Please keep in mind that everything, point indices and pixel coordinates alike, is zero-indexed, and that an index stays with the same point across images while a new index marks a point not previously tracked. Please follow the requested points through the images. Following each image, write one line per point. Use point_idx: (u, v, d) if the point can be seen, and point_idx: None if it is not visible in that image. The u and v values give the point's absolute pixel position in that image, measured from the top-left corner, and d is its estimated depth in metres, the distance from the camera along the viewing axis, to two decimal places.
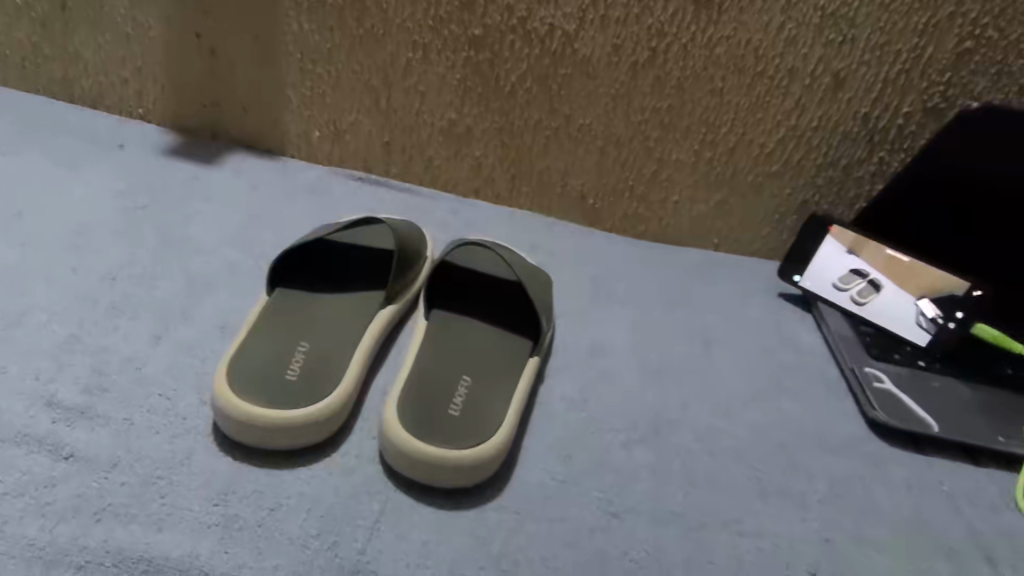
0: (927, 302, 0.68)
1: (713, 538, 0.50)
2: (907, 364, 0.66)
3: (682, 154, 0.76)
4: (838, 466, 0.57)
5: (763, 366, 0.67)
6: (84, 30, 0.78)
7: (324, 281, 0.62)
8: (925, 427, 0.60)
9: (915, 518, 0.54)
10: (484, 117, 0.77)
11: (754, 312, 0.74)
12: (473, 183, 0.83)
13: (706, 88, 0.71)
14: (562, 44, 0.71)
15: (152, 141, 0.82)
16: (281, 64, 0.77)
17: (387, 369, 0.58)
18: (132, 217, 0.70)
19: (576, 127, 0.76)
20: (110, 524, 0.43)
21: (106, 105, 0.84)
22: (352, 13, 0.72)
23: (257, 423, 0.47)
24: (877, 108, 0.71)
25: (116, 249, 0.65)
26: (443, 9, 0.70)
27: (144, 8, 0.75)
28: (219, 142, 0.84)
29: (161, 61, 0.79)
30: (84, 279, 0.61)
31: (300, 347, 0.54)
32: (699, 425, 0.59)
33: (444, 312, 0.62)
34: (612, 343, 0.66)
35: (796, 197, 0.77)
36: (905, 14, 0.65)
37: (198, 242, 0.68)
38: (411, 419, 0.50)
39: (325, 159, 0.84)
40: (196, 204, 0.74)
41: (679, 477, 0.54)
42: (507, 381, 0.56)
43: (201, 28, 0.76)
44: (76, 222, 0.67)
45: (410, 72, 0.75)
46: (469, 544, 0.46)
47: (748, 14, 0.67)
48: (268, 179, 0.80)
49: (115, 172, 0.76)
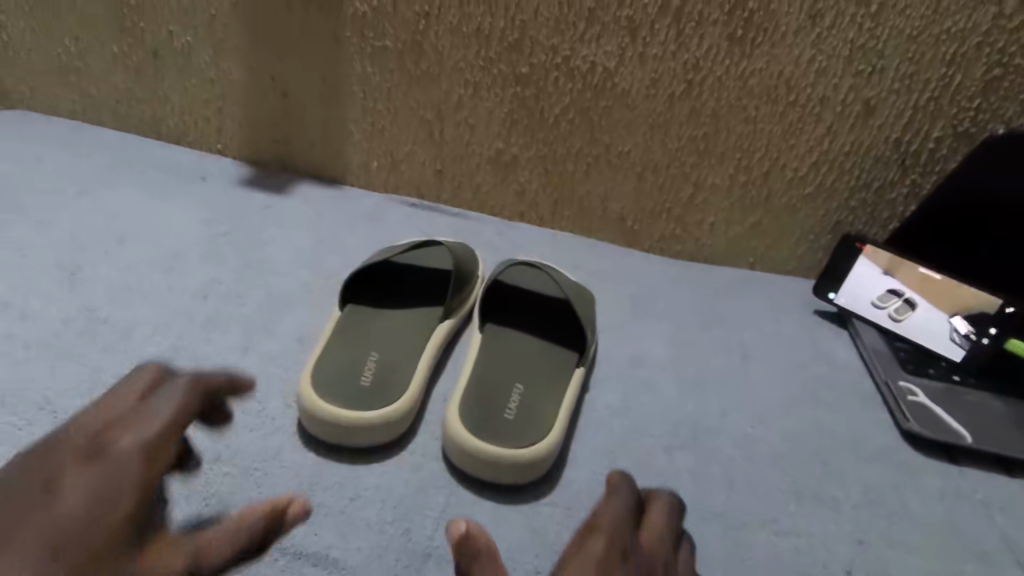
0: (961, 319, 0.70)
1: (751, 538, 0.54)
2: (942, 379, 0.69)
3: (718, 178, 0.80)
4: (872, 473, 0.60)
5: (799, 379, 0.70)
6: (173, 76, 0.88)
7: (389, 298, 0.69)
8: (959, 438, 0.63)
9: (948, 523, 0.57)
10: (529, 146, 0.83)
11: (789, 328, 0.77)
12: (519, 207, 0.89)
13: (740, 116, 0.76)
14: (602, 79, 0.76)
15: (229, 173, 0.91)
16: (345, 103, 0.84)
17: (447, 378, 0.64)
18: (216, 243, 0.78)
19: (616, 153, 0.81)
20: (216, 507, 0.49)
21: (189, 140, 0.93)
22: (411, 56, 0.79)
23: (337, 421, 0.54)
24: (909, 132, 0.74)
25: (205, 270, 0.73)
26: (493, 51, 0.77)
27: (227, 57, 0.85)
28: (288, 174, 0.92)
29: (240, 102, 0.88)
30: (180, 297, 0.69)
31: (370, 357, 0.61)
32: (736, 433, 0.63)
33: (497, 325, 0.67)
34: (652, 355, 0.71)
35: (831, 218, 0.81)
36: (933, 45, 0.69)
37: (275, 263, 0.76)
38: (470, 420, 0.56)
39: (383, 187, 0.91)
40: (271, 229, 0.82)
41: (718, 481, 0.58)
42: (556, 388, 0.61)
43: (275, 72, 0.84)
44: (169, 247, 0.76)
45: (462, 106, 0.82)
46: (525, 535, 0.51)
47: (780, 48, 0.71)
48: (332, 207, 0.88)
49: (199, 202, 0.84)
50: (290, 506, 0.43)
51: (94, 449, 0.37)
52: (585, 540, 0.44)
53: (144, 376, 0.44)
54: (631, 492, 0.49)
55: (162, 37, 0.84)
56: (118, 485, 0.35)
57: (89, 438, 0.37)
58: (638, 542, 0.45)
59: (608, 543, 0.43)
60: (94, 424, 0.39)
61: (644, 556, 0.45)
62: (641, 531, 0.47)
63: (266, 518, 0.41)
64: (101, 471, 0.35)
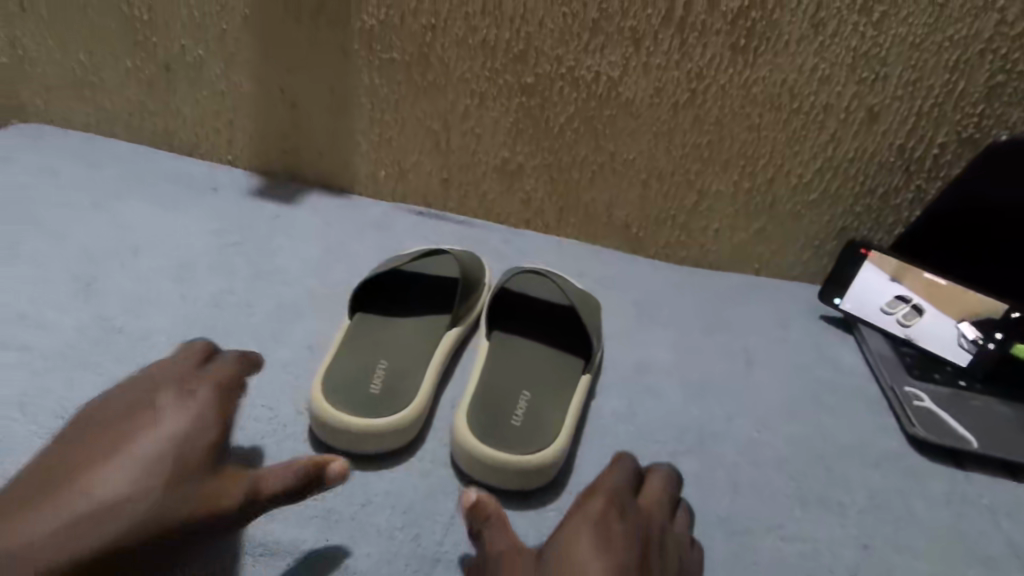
0: (968, 325, 0.70)
1: (757, 542, 0.54)
2: (948, 384, 0.69)
3: (722, 185, 0.81)
4: (878, 478, 0.61)
5: (804, 384, 0.70)
6: (184, 89, 0.89)
7: (397, 306, 0.70)
8: (966, 444, 0.63)
9: (954, 528, 0.57)
10: (535, 155, 0.84)
11: (794, 333, 0.78)
12: (524, 215, 0.90)
13: (744, 124, 0.76)
14: (607, 89, 0.77)
15: (239, 183, 0.92)
16: (353, 114, 0.86)
17: (455, 384, 0.65)
18: (227, 252, 0.79)
19: (621, 161, 0.82)
20: None
21: (200, 152, 0.95)
22: (418, 68, 0.80)
23: (347, 428, 0.55)
24: (913, 139, 0.74)
25: (216, 280, 0.75)
26: (498, 62, 0.78)
27: (238, 71, 0.86)
28: (297, 184, 0.94)
29: (250, 114, 0.90)
30: (193, 306, 0.70)
31: (379, 364, 0.62)
32: (741, 438, 0.63)
33: (504, 332, 0.68)
34: (657, 361, 0.71)
35: (835, 223, 0.82)
36: (936, 52, 0.69)
37: (285, 273, 0.77)
38: (478, 427, 0.56)
39: (390, 196, 0.93)
40: (281, 239, 0.83)
41: (723, 486, 0.58)
42: (563, 395, 0.62)
43: (285, 84, 0.86)
44: (181, 257, 0.77)
45: (468, 116, 0.83)
46: (533, 540, 0.52)
47: (783, 56, 0.72)
48: (341, 216, 0.89)
49: (210, 213, 0.86)
50: (333, 462, 0.47)
51: (180, 398, 0.45)
52: (584, 502, 0.47)
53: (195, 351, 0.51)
54: (629, 465, 0.52)
55: (174, 51, 0.86)
56: (195, 424, 0.43)
57: (175, 389, 0.46)
58: (637, 505, 0.49)
59: (606, 500, 0.47)
60: (175, 381, 0.47)
61: (644, 518, 0.48)
62: (640, 501, 0.50)
63: (305, 468, 0.45)
64: (181, 411, 0.43)
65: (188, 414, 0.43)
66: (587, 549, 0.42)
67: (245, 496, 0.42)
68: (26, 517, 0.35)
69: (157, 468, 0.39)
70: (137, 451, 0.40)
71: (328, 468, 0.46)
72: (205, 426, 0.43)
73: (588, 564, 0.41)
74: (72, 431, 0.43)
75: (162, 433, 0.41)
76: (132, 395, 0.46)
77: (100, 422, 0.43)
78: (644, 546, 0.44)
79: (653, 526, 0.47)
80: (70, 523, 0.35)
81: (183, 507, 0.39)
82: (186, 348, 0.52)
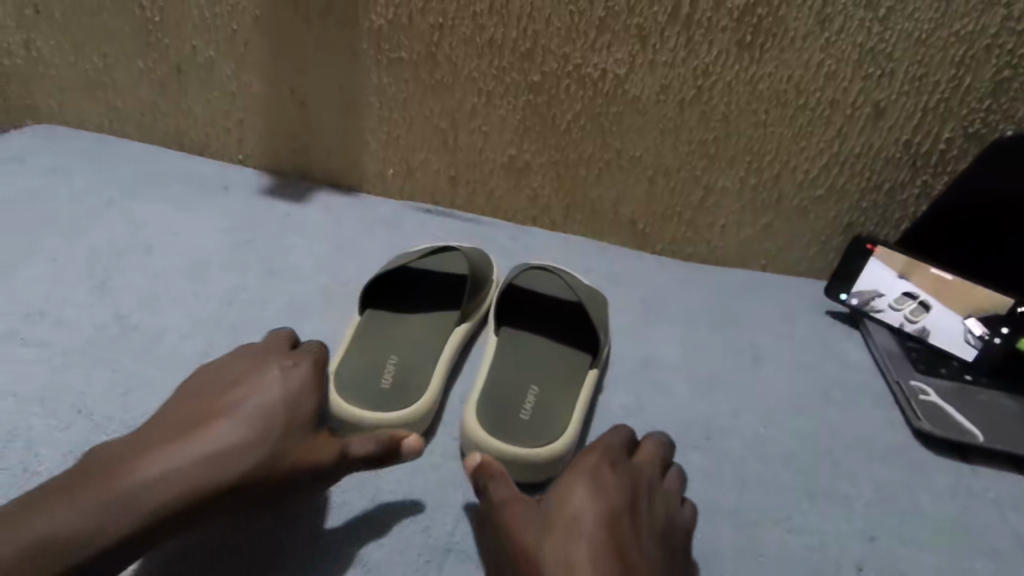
0: (975, 321, 0.70)
1: (763, 535, 0.55)
2: (953, 378, 0.70)
3: (728, 181, 0.82)
4: (883, 472, 0.61)
5: (810, 379, 0.71)
6: (195, 90, 0.90)
7: (407, 302, 0.71)
8: (971, 437, 0.63)
9: (959, 521, 0.57)
10: (542, 152, 0.85)
11: (801, 328, 0.78)
12: (531, 212, 0.91)
13: (750, 120, 0.77)
14: (613, 86, 0.78)
15: (250, 182, 0.94)
16: (363, 113, 0.87)
17: (464, 379, 0.66)
18: (240, 250, 0.81)
19: (628, 158, 0.83)
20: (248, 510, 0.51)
21: (211, 151, 0.96)
22: (426, 67, 0.81)
23: (358, 422, 0.56)
24: (919, 134, 0.75)
25: (230, 277, 0.76)
26: (505, 60, 0.78)
27: (248, 71, 0.87)
28: (307, 182, 0.95)
29: (260, 113, 0.91)
30: (207, 303, 0.72)
31: (389, 359, 0.63)
32: (748, 433, 0.64)
33: (512, 328, 0.69)
34: (664, 357, 0.72)
35: (842, 219, 0.82)
36: (942, 48, 0.69)
37: (297, 270, 0.79)
38: (487, 421, 0.57)
39: (399, 194, 0.94)
40: (291, 237, 0.84)
41: (730, 480, 0.59)
42: (570, 390, 0.62)
43: (295, 84, 0.87)
44: (195, 255, 0.79)
45: (475, 114, 0.84)
46: None
47: (789, 52, 0.72)
48: (350, 213, 0.90)
49: (222, 211, 0.87)
50: (407, 438, 0.53)
51: (285, 366, 0.52)
52: (582, 455, 0.53)
53: (281, 334, 0.58)
54: (627, 428, 0.57)
55: (185, 52, 0.87)
56: (296, 392, 0.50)
57: (280, 358, 0.53)
58: (631, 463, 0.53)
59: (601, 458, 0.52)
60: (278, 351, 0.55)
61: (637, 473, 0.52)
62: (635, 458, 0.55)
63: (386, 441, 0.51)
64: (284, 381, 0.51)
65: (290, 384, 0.51)
66: (581, 500, 0.47)
67: (335, 457, 0.49)
68: (167, 450, 0.44)
69: (265, 426, 0.47)
70: (251, 412, 0.48)
71: (403, 443, 0.52)
72: (304, 395, 0.50)
73: (581, 507, 0.47)
74: (195, 387, 0.52)
75: (272, 396, 0.49)
76: (245, 362, 0.54)
77: (220, 384, 0.51)
78: (635, 498, 0.49)
79: (645, 482, 0.52)
80: (196, 463, 0.44)
81: (284, 458, 0.46)
82: (284, 330, 0.59)
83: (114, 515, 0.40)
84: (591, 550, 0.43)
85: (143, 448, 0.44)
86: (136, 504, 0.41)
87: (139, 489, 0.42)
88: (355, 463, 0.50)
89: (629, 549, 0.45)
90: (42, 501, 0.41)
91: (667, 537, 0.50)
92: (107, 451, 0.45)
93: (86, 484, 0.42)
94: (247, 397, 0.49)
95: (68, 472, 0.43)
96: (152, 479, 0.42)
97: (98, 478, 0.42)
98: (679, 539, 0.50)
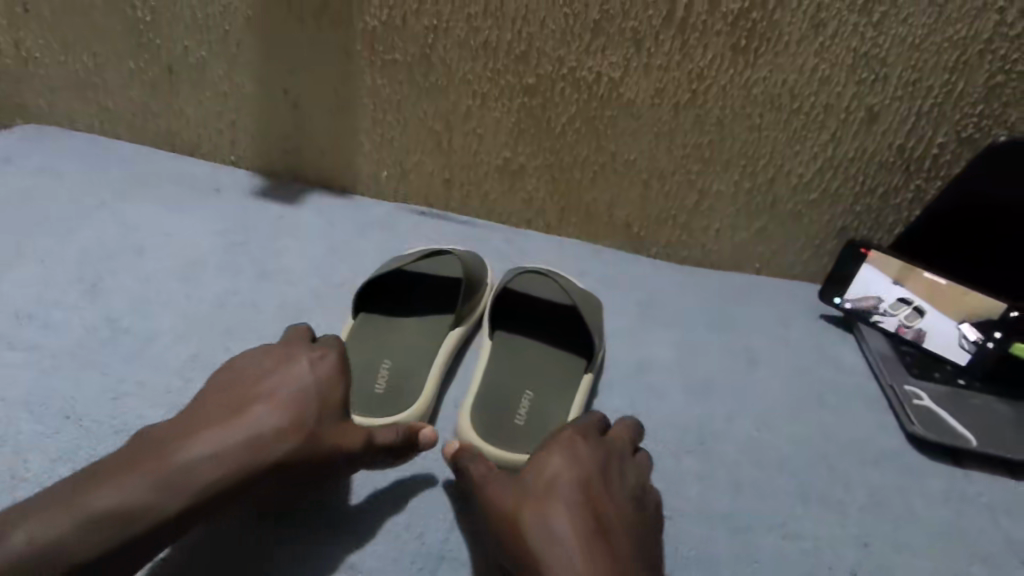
0: (969, 325, 0.70)
1: (758, 540, 0.55)
2: (946, 383, 0.70)
3: (723, 185, 0.82)
4: (878, 476, 0.61)
5: (804, 383, 0.71)
6: (187, 90, 0.89)
7: (401, 306, 0.71)
8: (964, 442, 0.63)
9: (953, 526, 0.57)
10: (536, 155, 0.84)
11: (795, 332, 0.78)
12: (526, 215, 0.91)
13: (745, 124, 0.77)
14: (608, 89, 0.78)
15: (243, 183, 0.93)
16: (357, 115, 0.86)
17: (458, 383, 0.66)
18: (232, 252, 0.80)
19: (622, 161, 0.83)
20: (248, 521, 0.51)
21: (204, 152, 0.96)
22: (420, 69, 0.81)
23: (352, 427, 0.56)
24: (913, 139, 0.75)
25: (221, 280, 0.75)
26: (500, 63, 0.78)
27: (240, 71, 0.86)
28: (300, 184, 0.94)
29: (252, 114, 0.90)
30: (199, 306, 0.71)
31: (383, 364, 0.63)
32: (742, 437, 0.64)
33: (506, 332, 0.68)
34: (659, 360, 0.72)
35: (836, 223, 0.82)
36: (935, 53, 0.69)
37: (289, 272, 0.78)
38: (482, 426, 0.57)
39: (393, 196, 0.93)
40: (284, 239, 0.84)
41: (724, 484, 0.59)
42: (565, 395, 0.62)
43: (288, 85, 0.86)
44: (186, 257, 0.78)
45: (470, 117, 0.83)
46: None
47: (784, 57, 0.72)
48: (344, 215, 0.89)
49: (214, 213, 0.86)
50: (423, 428, 0.55)
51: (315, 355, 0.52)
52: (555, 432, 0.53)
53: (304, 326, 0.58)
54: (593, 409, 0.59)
55: (176, 53, 0.86)
56: (328, 382, 0.51)
57: (309, 347, 0.54)
58: (602, 436, 0.55)
59: (576, 430, 0.53)
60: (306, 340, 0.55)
61: (610, 445, 0.54)
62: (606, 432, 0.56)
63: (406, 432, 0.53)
64: (316, 370, 0.51)
65: (322, 374, 0.51)
66: (558, 468, 0.49)
67: (362, 444, 0.50)
68: (208, 434, 0.45)
69: (299, 415, 0.48)
70: (285, 401, 0.49)
71: (420, 434, 0.54)
72: (336, 385, 0.51)
73: (559, 478, 0.48)
74: (226, 371, 0.52)
75: (307, 380, 0.51)
76: (273, 348, 0.54)
77: (252, 370, 0.51)
78: (607, 465, 0.51)
79: (617, 452, 0.53)
80: (238, 450, 0.45)
81: (317, 446, 0.48)
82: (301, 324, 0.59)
83: (163, 497, 0.41)
84: (571, 516, 0.45)
85: (185, 433, 0.45)
86: (187, 481, 0.42)
87: (189, 468, 0.43)
88: (379, 451, 0.52)
89: (605, 514, 0.47)
90: (90, 480, 0.41)
91: (643, 497, 0.51)
92: (147, 435, 0.45)
93: (137, 461, 0.42)
94: (282, 380, 0.50)
95: (114, 452, 0.44)
96: (198, 464, 0.43)
97: (144, 459, 0.43)
98: (652, 511, 0.51)
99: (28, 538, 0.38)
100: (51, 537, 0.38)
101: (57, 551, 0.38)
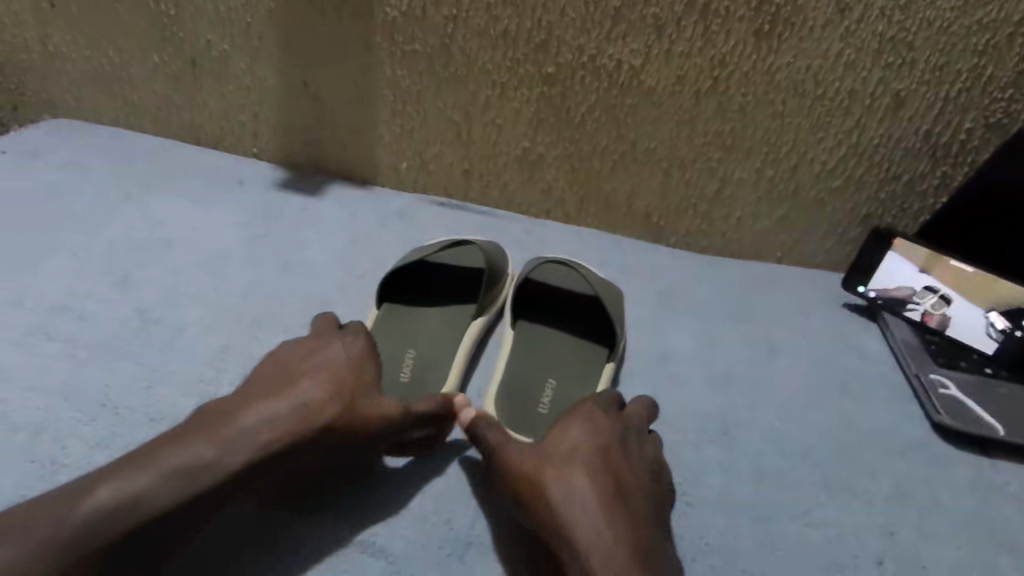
0: (998, 314, 0.69)
1: (782, 529, 0.55)
2: (973, 372, 0.69)
3: (744, 173, 0.81)
4: (903, 466, 0.61)
5: (827, 372, 0.71)
6: (210, 84, 0.91)
7: (423, 297, 0.71)
8: (990, 432, 0.63)
9: (980, 516, 0.57)
10: (555, 145, 0.84)
11: (817, 321, 0.78)
12: (545, 205, 0.91)
13: (767, 111, 0.76)
14: (629, 77, 0.77)
15: (265, 176, 0.94)
16: (377, 106, 0.87)
17: (481, 373, 0.66)
18: (256, 244, 0.81)
19: (642, 150, 0.82)
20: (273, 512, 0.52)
21: (226, 145, 0.97)
22: (439, 60, 0.81)
23: None
24: (940, 124, 0.74)
25: (247, 271, 0.76)
26: (520, 52, 0.78)
27: (262, 64, 0.87)
28: (321, 176, 0.95)
29: (273, 107, 0.91)
30: (226, 297, 0.72)
31: (408, 354, 0.64)
32: (765, 427, 0.64)
33: (528, 322, 0.69)
34: (680, 349, 0.72)
35: (860, 211, 0.81)
36: (964, 36, 0.68)
37: (313, 264, 0.79)
38: (506, 415, 0.59)
39: (413, 187, 0.94)
40: (307, 231, 0.85)
41: (747, 473, 0.59)
42: (586, 384, 0.63)
43: (308, 77, 0.87)
44: (212, 249, 0.79)
45: (489, 107, 0.83)
46: None
47: (808, 42, 0.71)
48: (365, 207, 0.90)
49: (238, 205, 0.88)
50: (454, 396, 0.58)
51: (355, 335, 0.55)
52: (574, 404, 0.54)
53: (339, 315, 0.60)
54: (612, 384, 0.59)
55: (199, 47, 0.87)
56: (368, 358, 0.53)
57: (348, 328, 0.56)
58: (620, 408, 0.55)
59: (597, 403, 0.53)
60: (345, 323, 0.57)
61: (629, 418, 0.54)
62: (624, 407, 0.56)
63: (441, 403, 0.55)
64: (356, 347, 0.53)
65: (362, 350, 0.53)
66: (577, 440, 0.49)
67: (402, 413, 0.52)
68: (261, 405, 0.47)
69: (345, 385, 0.50)
70: (330, 374, 0.50)
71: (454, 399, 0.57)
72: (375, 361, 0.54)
73: (578, 449, 0.49)
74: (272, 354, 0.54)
75: (349, 358, 0.52)
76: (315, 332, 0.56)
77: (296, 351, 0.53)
78: (626, 436, 0.52)
79: (635, 425, 0.54)
80: (290, 416, 0.46)
81: (363, 413, 0.50)
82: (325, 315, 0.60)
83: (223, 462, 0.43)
84: (592, 482, 0.46)
85: (240, 405, 0.47)
86: (244, 446, 0.44)
87: (245, 435, 0.44)
88: (418, 419, 0.53)
89: (624, 482, 0.48)
90: (156, 449, 0.43)
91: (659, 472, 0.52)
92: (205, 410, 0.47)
93: (198, 430, 0.45)
94: (327, 358, 0.52)
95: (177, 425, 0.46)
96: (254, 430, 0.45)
97: (204, 429, 0.45)
98: (667, 484, 0.52)
99: (104, 498, 0.40)
100: (125, 496, 0.40)
101: (133, 509, 0.40)
